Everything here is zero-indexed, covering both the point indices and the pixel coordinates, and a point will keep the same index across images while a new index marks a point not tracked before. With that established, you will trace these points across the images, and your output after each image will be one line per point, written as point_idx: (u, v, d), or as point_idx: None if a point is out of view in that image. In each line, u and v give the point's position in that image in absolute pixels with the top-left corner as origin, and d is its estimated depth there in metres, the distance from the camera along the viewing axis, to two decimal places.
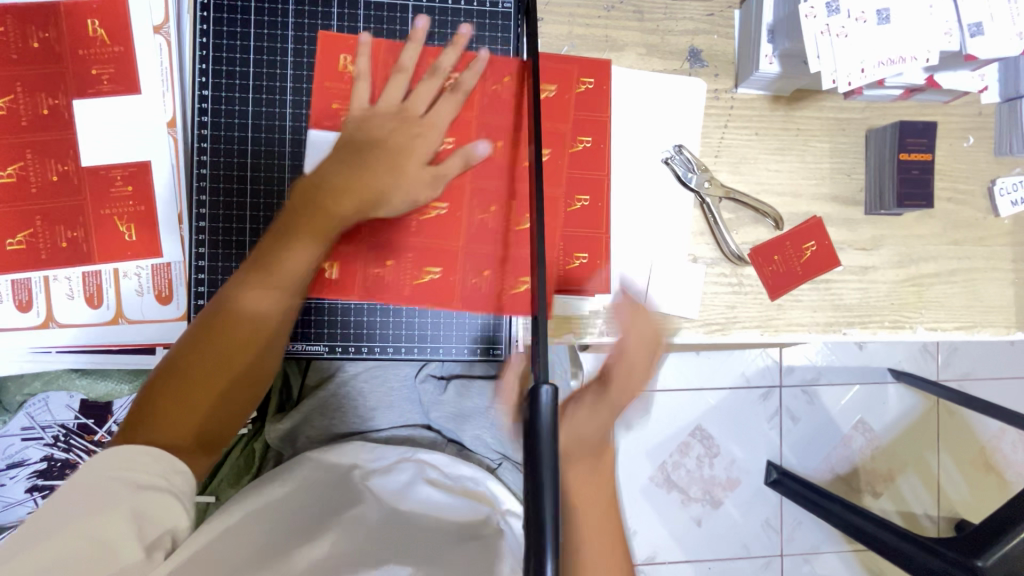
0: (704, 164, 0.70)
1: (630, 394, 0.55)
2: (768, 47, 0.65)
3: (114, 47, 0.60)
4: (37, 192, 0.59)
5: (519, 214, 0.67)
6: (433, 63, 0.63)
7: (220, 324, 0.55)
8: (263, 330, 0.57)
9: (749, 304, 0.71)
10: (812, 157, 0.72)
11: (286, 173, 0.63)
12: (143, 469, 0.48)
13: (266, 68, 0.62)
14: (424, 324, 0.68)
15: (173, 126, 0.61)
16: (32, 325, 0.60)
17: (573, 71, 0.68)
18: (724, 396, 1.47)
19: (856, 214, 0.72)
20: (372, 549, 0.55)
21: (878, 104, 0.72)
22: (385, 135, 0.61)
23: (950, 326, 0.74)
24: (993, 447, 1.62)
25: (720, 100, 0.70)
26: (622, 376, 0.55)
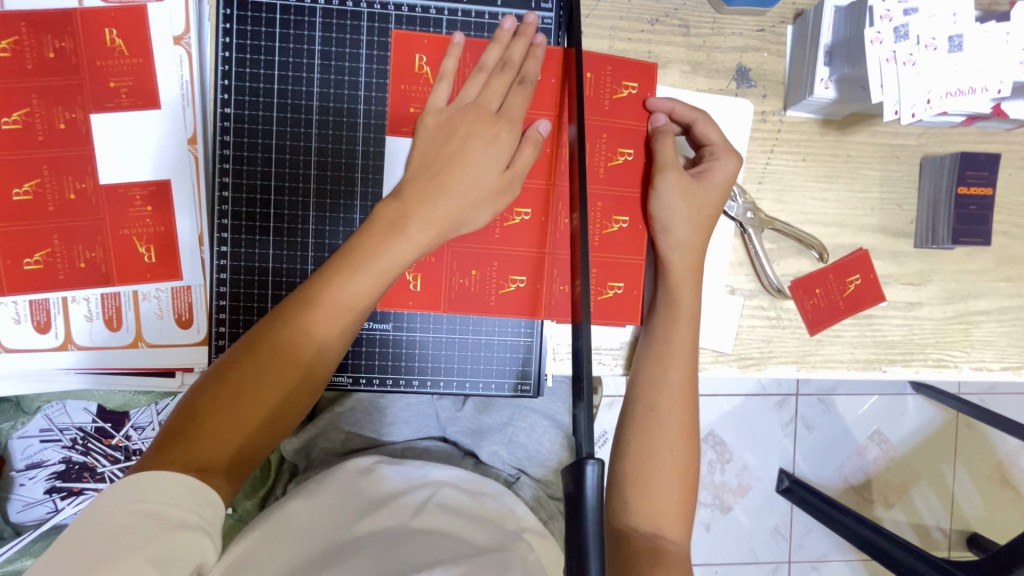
0: (746, 190, 0.66)
1: (684, 365, 0.59)
2: (824, 70, 0.60)
3: (133, 59, 0.57)
4: (54, 210, 0.57)
5: (553, 244, 0.64)
6: (509, 61, 0.59)
7: (273, 342, 0.52)
8: (320, 357, 0.54)
9: (786, 338, 0.68)
10: (862, 185, 0.68)
11: (311, 196, 0.60)
12: (176, 503, 0.46)
13: (291, 85, 0.59)
14: (450, 358, 0.66)
15: (193, 143, 0.58)
16: (51, 346, 0.59)
17: (615, 78, 0.64)
18: (740, 404, 1.44)
19: (904, 247, 0.68)
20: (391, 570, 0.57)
21: (936, 131, 0.67)
22: (460, 140, 0.57)
23: (995, 366, 0.70)
24: (1012, 464, 1.59)
25: (767, 122, 0.66)
26: (676, 351, 0.59)
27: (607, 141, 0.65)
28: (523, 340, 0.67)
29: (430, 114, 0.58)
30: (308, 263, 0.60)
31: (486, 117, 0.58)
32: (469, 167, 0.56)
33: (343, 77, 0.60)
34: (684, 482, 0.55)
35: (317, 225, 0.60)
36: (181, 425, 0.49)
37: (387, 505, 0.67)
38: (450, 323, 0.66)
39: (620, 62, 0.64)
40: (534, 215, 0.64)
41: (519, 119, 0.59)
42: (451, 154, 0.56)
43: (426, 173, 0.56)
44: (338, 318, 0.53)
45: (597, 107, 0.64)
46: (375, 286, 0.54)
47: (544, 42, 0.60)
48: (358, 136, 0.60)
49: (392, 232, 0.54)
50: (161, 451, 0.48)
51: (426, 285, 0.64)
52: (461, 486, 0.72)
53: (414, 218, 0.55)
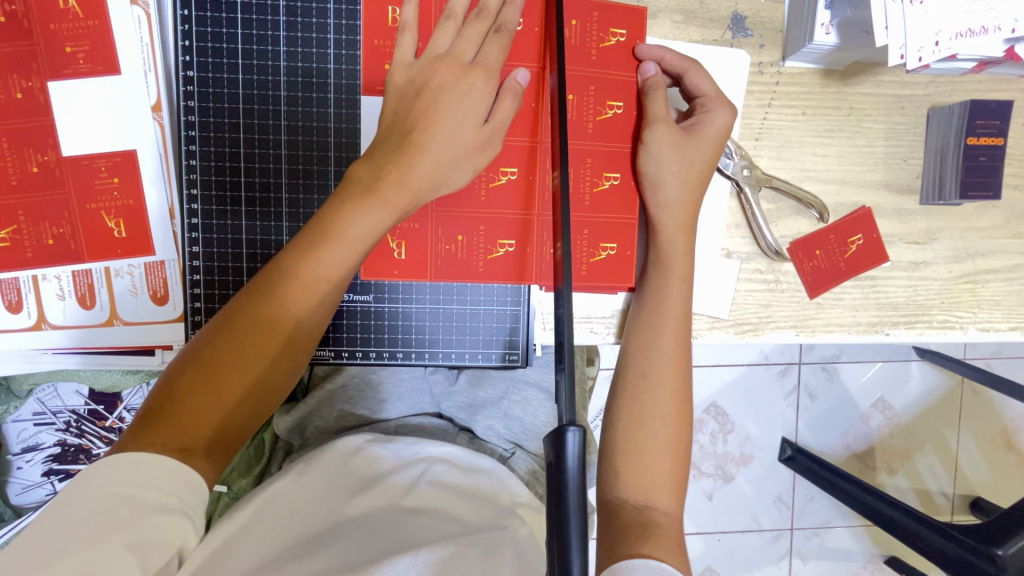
0: (742, 147, 0.63)
1: (674, 328, 0.56)
2: (824, 14, 0.56)
3: (88, 22, 0.54)
4: (17, 184, 0.55)
5: (540, 206, 0.61)
6: (484, 8, 0.56)
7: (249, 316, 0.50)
8: (297, 331, 0.52)
9: (785, 302, 0.65)
10: (866, 140, 0.64)
11: (282, 163, 0.58)
12: (153, 485, 0.45)
13: (257, 45, 0.56)
14: (435, 329, 0.65)
15: (157, 111, 0.56)
16: (24, 326, 0.57)
17: (601, 25, 0.60)
18: (742, 374, 1.43)
19: (909, 204, 0.65)
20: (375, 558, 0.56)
21: (944, 79, 0.63)
22: (432, 94, 0.53)
23: (1004, 327, 0.68)
24: (1017, 429, 1.58)
25: (764, 75, 0.62)
26: (665, 313, 0.57)
27: (595, 94, 0.61)
28: (509, 310, 0.65)
29: (399, 68, 0.54)
30: (284, 234, 0.58)
31: (458, 68, 0.54)
32: (444, 122, 0.53)
33: (310, 35, 0.56)
34: (675, 452, 0.54)
35: (291, 194, 0.58)
36: (158, 406, 0.48)
37: (378, 485, 0.66)
38: (435, 293, 0.64)
39: (607, 8, 0.60)
40: (521, 174, 0.61)
41: (496, 68, 0.55)
42: (424, 110, 0.53)
43: (397, 131, 0.53)
44: (314, 290, 0.52)
45: (582, 56, 0.61)
46: (349, 256, 0.52)
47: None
48: (330, 98, 0.57)
49: (366, 196, 0.52)
50: (140, 432, 0.47)
51: (412, 253, 0.61)
52: (454, 462, 0.71)
53: (389, 181, 0.52)
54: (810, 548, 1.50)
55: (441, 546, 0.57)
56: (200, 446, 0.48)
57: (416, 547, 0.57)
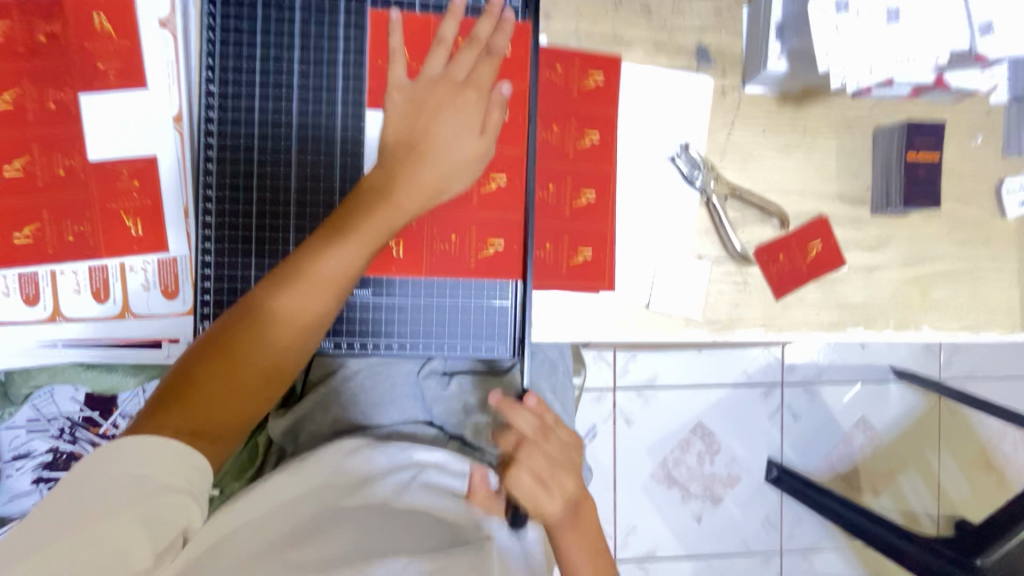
0: (710, 161, 0.70)
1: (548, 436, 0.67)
2: (776, 44, 0.64)
3: (120, 41, 0.59)
4: (44, 185, 0.59)
5: (524, 212, 0.67)
6: (475, 37, 0.61)
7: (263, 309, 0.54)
8: (300, 335, 0.56)
9: (753, 302, 0.71)
10: (820, 156, 0.71)
11: (292, 169, 0.63)
12: (163, 467, 0.47)
13: (273, 64, 0.62)
14: (429, 321, 0.69)
15: (179, 121, 0.61)
16: (40, 318, 0.60)
17: (580, 63, 0.67)
18: (726, 394, 1.47)
19: (862, 214, 0.72)
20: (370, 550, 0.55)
21: (886, 103, 0.71)
22: (431, 112, 0.60)
23: (955, 327, 0.74)
24: (994, 447, 1.62)
25: (727, 98, 0.70)
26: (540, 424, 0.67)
27: (576, 121, 0.68)
28: (497, 303, 0.69)
29: (395, 90, 0.61)
30: (291, 233, 0.63)
31: (453, 88, 0.60)
32: (444, 137, 0.60)
33: (322, 55, 0.62)
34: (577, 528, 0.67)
35: (299, 195, 0.63)
36: (172, 396, 0.51)
37: (371, 486, 0.67)
38: (429, 290, 0.68)
39: (589, 52, 0.67)
40: (509, 180, 0.67)
41: (486, 86, 0.61)
42: (425, 126, 0.60)
43: (403, 146, 0.60)
44: (315, 298, 0.55)
45: (566, 91, 0.68)
46: (348, 267, 0.57)
47: (512, 17, 0.62)
48: (337, 111, 0.63)
49: (379, 201, 0.58)
50: (156, 415, 0.50)
51: (410, 251, 0.67)
52: (444, 468, 0.73)
53: (400, 187, 0.59)
54: (799, 571, 1.50)
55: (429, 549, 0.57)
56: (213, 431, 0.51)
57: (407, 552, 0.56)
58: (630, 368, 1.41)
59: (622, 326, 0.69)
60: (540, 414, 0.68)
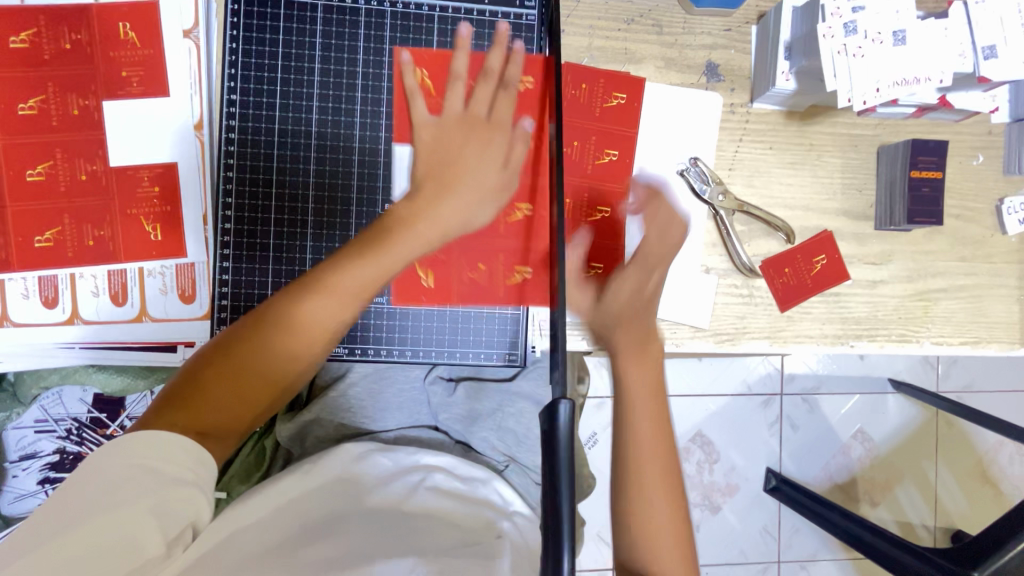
0: (718, 176, 0.71)
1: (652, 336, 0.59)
2: (784, 63, 0.66)
3: (144, 50, 0.61)
4: (66, 190, 0.60)
5: (537, 241, 0.77)
6: (490, 69, 0.64)
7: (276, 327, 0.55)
8: (305, 353, 0.57)
9: (759, 315, 0.72)
10: (825, 172, 0.73)
11: (310, 179, 0.64)
12: (172, 461, 0.49)
13: (294, 74, 0.63)
14: (450, 330, 0.79)
15: (199, 128, 0.62)
16: (58, 320, 0.61)
17: (607, 87, 0.69)
18: (725, 403, 1.48)
19: (866, 229, 0.73)
20: (379, 544, 0.56)
21: (890, 122, 0.73)
22: (457, 146, 0.61)
23: (955, 341, 0.75)
24: (991, 459, 1.63)
25: (736, 114, 0.71)
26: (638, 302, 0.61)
27: (596, 142, 0.70)
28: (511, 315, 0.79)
29: (422, 127, 0.62)
30: (307, 241, 0.64)
31: (476, 123, 0.62)
32: (470, 170, 0.60)
33: (342, 67, 0.64)
34: (670, 499, 0.53)
35: (316, 205, 0.64)
36: (182, 391, 0.53)
37: (380, 489, 0.68)
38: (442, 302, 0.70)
39: (613, 76, 0.69)
40: (529, 210, 0.76)
41: (508, 122, 0.63)
42: (451, 160, 0.61)
43: (431, 179, 0.60)
44: (328, 323, 0.56)
45: (588, 113, 0.70)
46: (364, 295, 0.57)
47: (522, 49, 0.66)
48: (356, 121, 0.64)
49: (402, 229, 0.58)
50: (162, 413, 0.52)
51: (439, 282, 0.77)
52: (451, 471, 0.75)
53: (423, 217, 0.59)
54: None
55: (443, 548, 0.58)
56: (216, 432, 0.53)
57: (422, 547, 0.57)
58: None
59: None
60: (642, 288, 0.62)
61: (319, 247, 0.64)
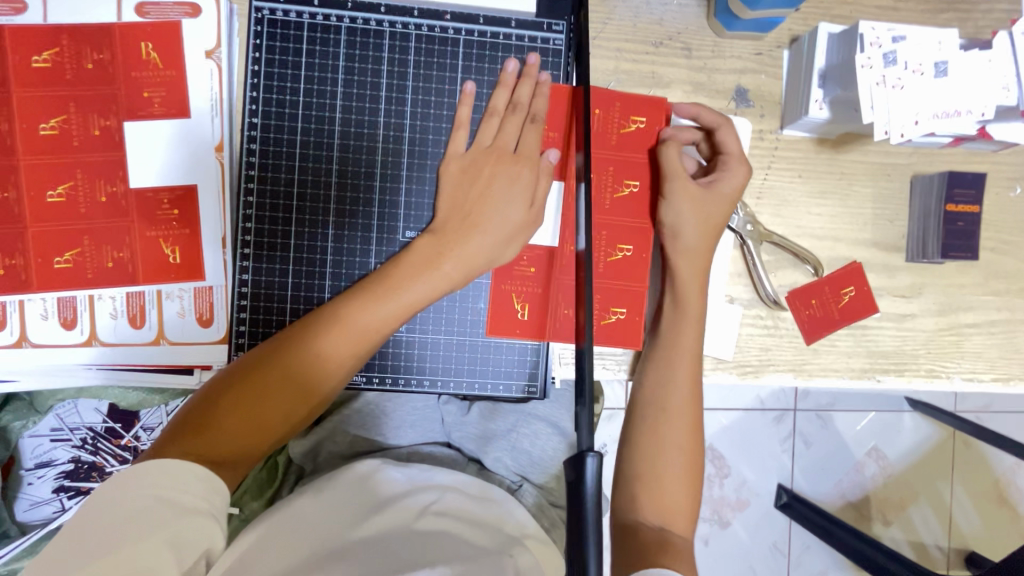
0: (746, 204, 0.69)
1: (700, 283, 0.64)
2: (817, 92, 0.64)
3: (166, 71, 0.60)
4: (85, 211, 0.60)
5: (561, 273, 0.67)
6: (518, 102, 0.63)
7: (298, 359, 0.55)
8: (345, 369, 0.57)
9: (783, 347, 0.70)
10: (855, 202, 0.71)
11: (331, 204, 0.63)
12: (186, 489, 0.48)
13: (316, 98, 0.62)
14: (462, 359, 0.69)
15: (220, 151, 0.61)
16: (76, 342, 0.61)
17: (622, 111, 0.67)
18: (738, 418, 1.45)
19: (896, 261, 0.71)
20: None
21: (924, 151, 0.71)
22: (485, 182, 0.62)
23: (985, 378, 0.73)
24: (1009, 482, 1.60)
25: (764, 141, 0.69)
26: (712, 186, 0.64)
27: (613, 174, 0.67)
28: (531, 349, 0.69)
29: (452, 160, 0.62)
30: (326, 267, 0.63)
31: (506, 158, 0.62)
32: (497, 206, 0.61)
33: (365, 91, 0.63)
34: (689, 477, 0.58)
35: (336, 231, 0.63)
36: (198, 418, 0.52)
37: (391, 508, 0.67)
38: (461, 327, 0.68)
39: (629, 98, 0.67)
40: (564, 245, 0.67)
41: (536, 155, 0.63)
42: (478, 196, 0.61)
43: (457, 215, 0.61)
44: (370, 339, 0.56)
45: (605, 141, 0.67)
46: (407, 309, 0.57)
47: (549, 80, 0.64)
48: (378, 146, 0.63)
49: (427, 267, 0.58)
50: (176, 441, 0.51)
51: (462, 318, 0.68)
52: (464, 490, 0.73)
53: (448, 256, 0.59)
54: None
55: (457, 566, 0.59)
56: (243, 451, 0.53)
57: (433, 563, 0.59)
58: None
59: None
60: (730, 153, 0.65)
61: (338, 274, 0.63)
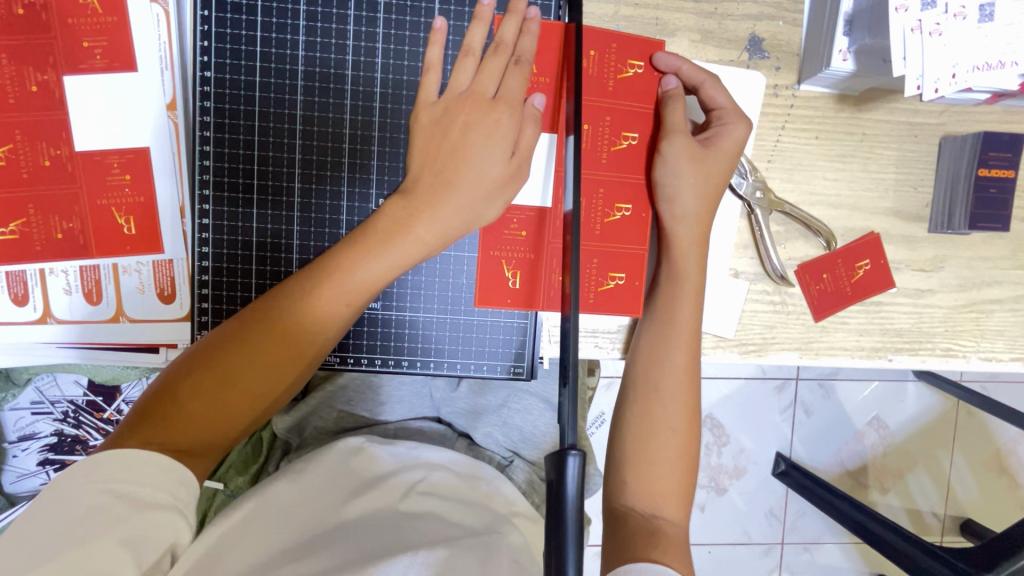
0: (756, 167, 0.63)
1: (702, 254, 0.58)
2: (842, 40, 0.56)
3: (107, 17, 0.54)
4: (28, 177, 0.55)
5: (549, 243, 0.62)
6: (502, 42, 0.56)
7: (259, 335, 0.49)
8: (336, 331, 0.52)
9: (789, 324, 0.65)
10: (877, 166, 0.64)
11: (296, 167, 0.57)
12: (146, 482, 0.44)
13: (275, 48, 0.56)
14: (442, 338, 0.65)
15: (172, 109, 0.56)
16: (29, 319, 0.57)
17: (619, 54, 0.60)
18: (739, 387, 1.42)
19: (918, 232, 0.66)
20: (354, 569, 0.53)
21: (958, 108, 0.64)
22: (458, 133, 0.54)
23: (1004, 357, 0.68)
24: (1010, 452, 1.58)
25: (779, 97, 0.62)
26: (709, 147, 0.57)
27: (611, 125, 0.61)
28: (518, 322, 0.65)
29: (423, 108, 0.55)
30: (293, 239, 0.58)
31: (482, 105, 0.55)
32: (472, 160, 0.54)
33: (330, 40, 0.56)
34: (683, 463, 0.54)
35: (303, 198, 0.58)
36: (157, 404, 0.48)
37: (372, 488, 0.64)
38: (442, 303, 0.64)
39: (626, 40, 0.60)
40: (554, 209, 0.62)
41: (519, 101, 0.55)
42: (452, 149, 0.54)
43: (429, 171, 0.54)
44: (366, 292, 0.52)
45: (600, 87, 0.60)
46: (379, 277, 0.51)
47: (538, 16, 0.57)
48: (346, 104, 0.57)
49: (398, 231, 0.52)
50: (136, 430, 0.47)
51: (442, 288, 0.64)
52: (451, 469, 0.70)
53: (420, 219, 0.52)
54: (800, 563, 1.50)
55: (441, 547, 0.56)
56: (229, 424, 0.49)
57: (417, 547, 0.56)
58: None
59: None
60: (730, 111, 0.58)
61: (305, 247, 0.58)
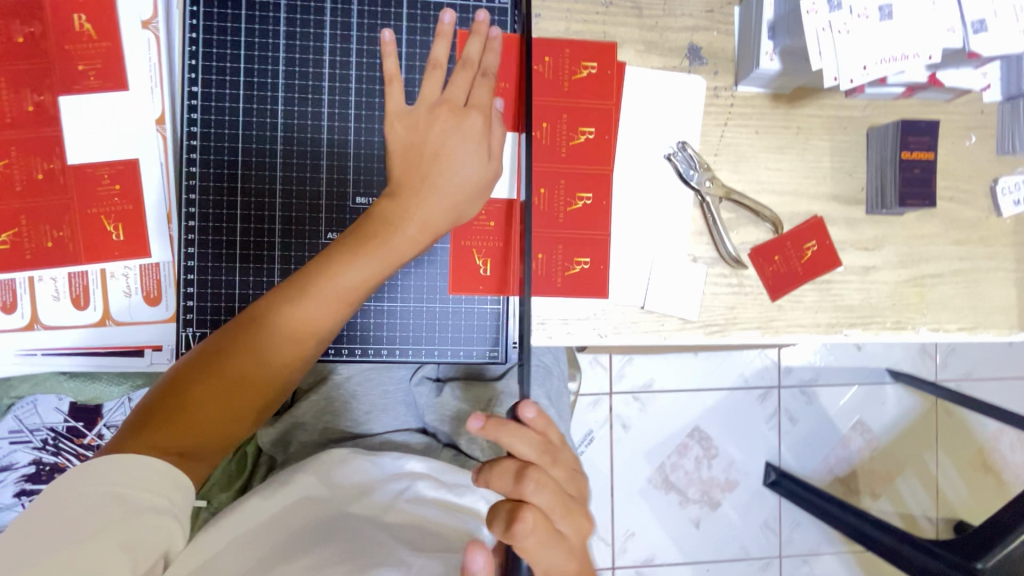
0: (704, 161, 0.69)
1: None
2: (768, 44, 0.64)
3: (100, 42, 0.58)
4: (22, 189, 0.58)
5: (517, 231, 0.66)
6: (469, 59, 0.62)
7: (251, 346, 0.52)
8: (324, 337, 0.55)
9: (749, 304, 0.70)
10: (814, 155, 0.71)
11: (278, 172, 0.61)
12: (145, 486, 0.45)
13: (258, 65, 0.61)
14: (419, 325, 0.67)
15: (161, 123, 0.60)
16: (17, 326, 0.59)
17: (574, 56, 0.67)
18: (723, 398, 1.44)
19: (858, 214, 0.71)
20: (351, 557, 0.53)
21: (880, 103, 0.71)
22: (437, 138, 0.59)
23: (951, 327, 0.73)
24: (992, 449, 1.61)
25: (720, 97, 0.69)
26: None
27: (568, 121, 0.67)
28: (490, 308, 0.68)
29: (398, 120, 0.61)
30: (275, 238, 0.62)
31: (455, 112, 0.60)
32: (451, 164, 0.59)
33: (308, 56, 0.62)
34: None
35: (284, 199, 0.61)
36: (158, 413, 0.50)
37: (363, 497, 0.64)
38: (418, 293, 0.67)
39: (578, 45, 0.67)
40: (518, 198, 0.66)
41: (488, 105, 0.61)
42: (434, 155, 0.59)
43: (409, 173, 0.59)
44: (324, 320, 0.54)
45: (556, 89, 0.67)
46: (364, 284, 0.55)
47: (500, 35, 0.63)
48: (323, 112, 0.62)
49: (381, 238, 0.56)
50: (137, 438, 0.48)
51: (418, 280, 0.67)
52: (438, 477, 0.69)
53: (403, 226, 0.56)
54: None
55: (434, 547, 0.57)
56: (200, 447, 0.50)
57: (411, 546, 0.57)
58: (626, 372, 1.38)
59: (616, 329, 0.68)
60: None
61: (287, 245, 0.62)
